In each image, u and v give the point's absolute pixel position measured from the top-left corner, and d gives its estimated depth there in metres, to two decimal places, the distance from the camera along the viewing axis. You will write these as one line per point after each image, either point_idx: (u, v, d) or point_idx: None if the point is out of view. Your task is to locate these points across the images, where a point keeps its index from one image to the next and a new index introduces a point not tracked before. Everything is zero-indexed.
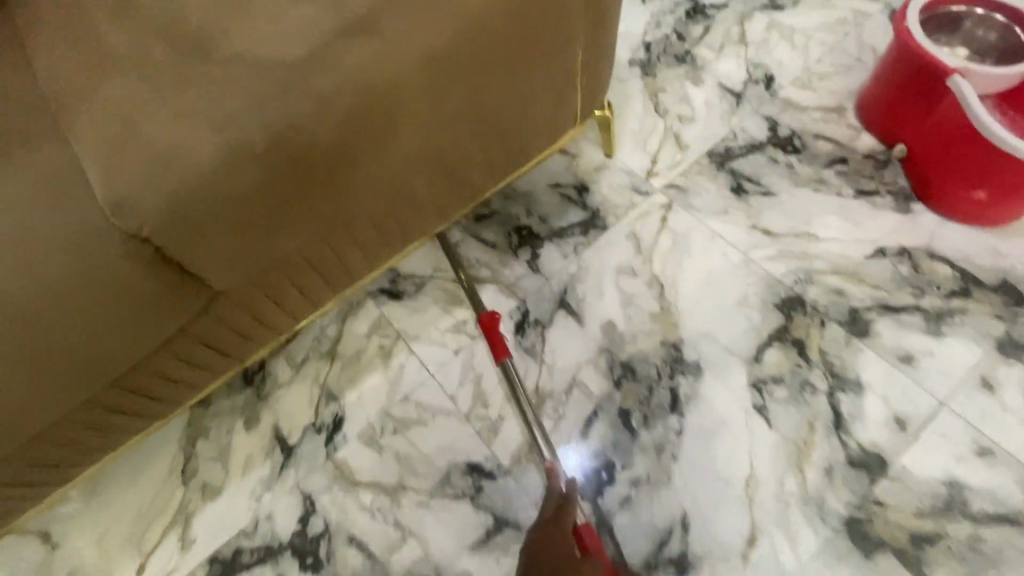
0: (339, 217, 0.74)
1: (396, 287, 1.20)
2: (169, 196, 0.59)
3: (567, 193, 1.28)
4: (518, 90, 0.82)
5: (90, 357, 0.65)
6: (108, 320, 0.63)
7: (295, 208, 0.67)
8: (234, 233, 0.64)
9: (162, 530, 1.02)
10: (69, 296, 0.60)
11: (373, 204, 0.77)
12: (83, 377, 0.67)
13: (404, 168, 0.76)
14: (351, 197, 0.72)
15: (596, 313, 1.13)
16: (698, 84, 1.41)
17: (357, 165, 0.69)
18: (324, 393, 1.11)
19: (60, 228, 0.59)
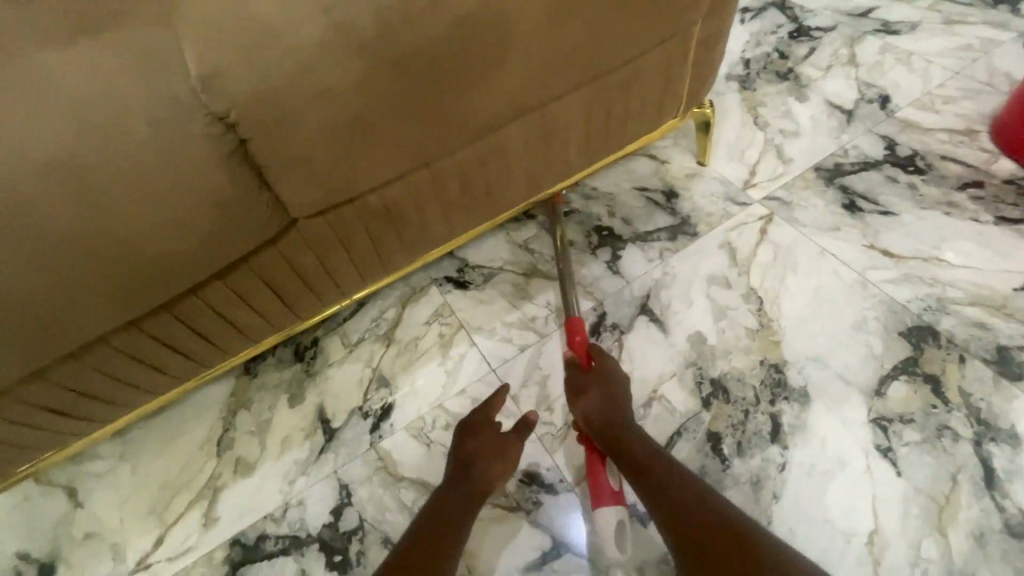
0: (420, 153, 0.70)
1: (463, 276, 1.12)
2: (260, 77, 0.56)
3: (654, 197, 1.19)
4: (628, 50, 0.75)
5: (147, 262, 0.62)
6: (175, 216, 0.60)
7: (379, 125, 0.64)
8: (318, 144, 0.62)
9: (188, 501, 0.93)
10: (139, 185, 0.57)
11: (455, 148, 0.73)
12: (135, 287, 0.63)
13: (496, 113, 0.71)
14: (441, 137, 0.70)
15: (683, 323, 1.00)
16: (802, 100, 1.31)
17: (452, 102, 0.66)
18: (375, 376, 1.02)
19: (143, 104, 0.56)
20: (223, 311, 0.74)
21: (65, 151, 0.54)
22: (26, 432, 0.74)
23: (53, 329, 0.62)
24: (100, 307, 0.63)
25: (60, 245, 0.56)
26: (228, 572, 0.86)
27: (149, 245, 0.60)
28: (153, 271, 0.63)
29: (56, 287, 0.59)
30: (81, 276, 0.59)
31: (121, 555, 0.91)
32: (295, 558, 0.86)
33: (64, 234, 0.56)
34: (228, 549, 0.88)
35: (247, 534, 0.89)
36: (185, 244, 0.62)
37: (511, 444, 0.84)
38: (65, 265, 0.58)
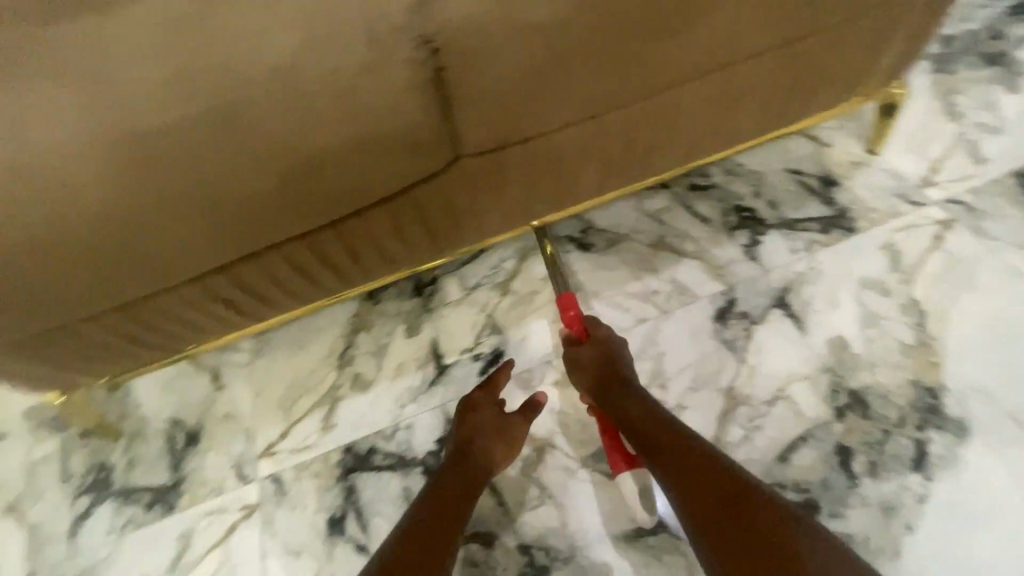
0: (601, 104, 0.67)
1: (585, 238, 1.08)
2: (474, 11, 0.58)
3: (808, 182, 1.07)
4: (845, 17, 0.68)
5: (333, 177, 0.63)
6: (367, 139, 0.60)
7: (575, 70, 0.62)
8: (514, 80, 0.61)
9: (311, 404, 1.02)
10: (344, 98, 0.58)
11: (636, 104, 0.70)
12: (317, 201, 0.65)
13: (689, 71, 0.67)
14: (629, 87, 0.66)
15: (824, 324, 0.91)
16: (1014, 90, 1.08)
17: (654, 52, 0.63)
18: (489, 323, 1.04)
19: (360, 21, 0.58)
20: (378, 239, 0.75)
21: (289, 58, 0.57)
22: (191, 325, 0.80)
23: (241, 233, 0.65)
24: (283, 215, 0.65)
25: (263, 152, 0.59)
26: (340, 474, 0.94)
27: (337, 165, 0.61)
28: (335, 188, 0.64)
29: (252, 195, 0.61)
30: (276, 181, 0.61)
31: (252, 438, 1.01)
32: (401, 476, 0.93)
33: (268, 142, 0.58)
34: (342, 455, 0.96)
35: (359, 445, 0.96)
36: (369, 165, 0.63)
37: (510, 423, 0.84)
38: (266, 169, 0.60)
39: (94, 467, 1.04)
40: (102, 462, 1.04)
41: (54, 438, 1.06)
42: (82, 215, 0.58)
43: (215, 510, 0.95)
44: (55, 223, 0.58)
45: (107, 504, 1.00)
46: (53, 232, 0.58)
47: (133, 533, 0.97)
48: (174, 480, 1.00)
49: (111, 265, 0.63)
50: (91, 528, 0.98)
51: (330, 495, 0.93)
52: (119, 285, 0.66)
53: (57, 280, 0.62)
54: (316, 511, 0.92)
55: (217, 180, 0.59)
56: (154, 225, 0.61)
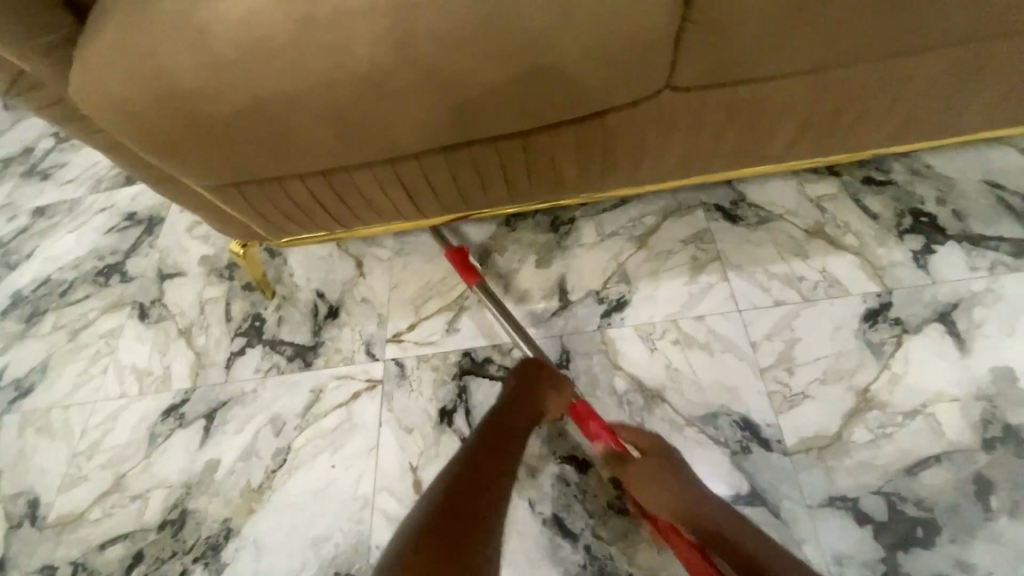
0: (833, 56, 0.66)
1: (735, 210, 1.06)
2: None
3: (1009, 199, 0.96)
4: None
5: (555, 85, 0.66)
6: (602, 51, 0.62)
7: (827, 11, 0.61)
8: (760, 16, 0.61)
9: (437, 307, 1.10)
10: (595, 9, 0.59)
11: (867, 64, 0.68)
12: (530, 106, 0.68)
13: (938, 36, 0.65)
14: (863, 43, 0.65)
15: (992, 351, 0.84)
16: None
17: (909, 10, 0.61)
18: (618, 271, 1.05)
19: None
20: (558, 158, 0.78)
21: None
22: (370, 205, 0.87)
23: (452, 122, 0.70)
24: (496, 113, 0.69)
25: (502, 47, 0.61)
26: (456, 374, 1.02)
27: (563, 72, 0.64)
28: (551, 97, 0.67)
29: (477, 86, 0.65)
30: (504, 78, 0.64)
31: (383, 324, 1.11)
32: None
33: (510, 37, 0.61)
34: (460, 357, 1.04)
35: (478, 353, 1.04)
36: (591, 79, 0.65)
37: (543, 397, 0.82)
38: (501, 65, 0.63)
39: (249, 316, 1.19)
40: (257, 313, 1.19)
41: (223, 285, 1.24)
42: (335, 75, 0.63)
43: (344, 375, 1.07)
44: (277, 85, 0.64)
45: (257, 347, 1.15)
46: (272, 93, 0.65)
47: (276, 378, 1.10)
48: (314, 342, 1.12)
49: (340, 127, 0.69)
50: (242, 364, 1.13)
51: (443, 389, 1.01)
52: (337, 147, 0.72)
53: (295, 130, 0.69)
54: (430, 400, 1.01)
55: (455, 65, 0.63)
56: (388, 98, 0.66)
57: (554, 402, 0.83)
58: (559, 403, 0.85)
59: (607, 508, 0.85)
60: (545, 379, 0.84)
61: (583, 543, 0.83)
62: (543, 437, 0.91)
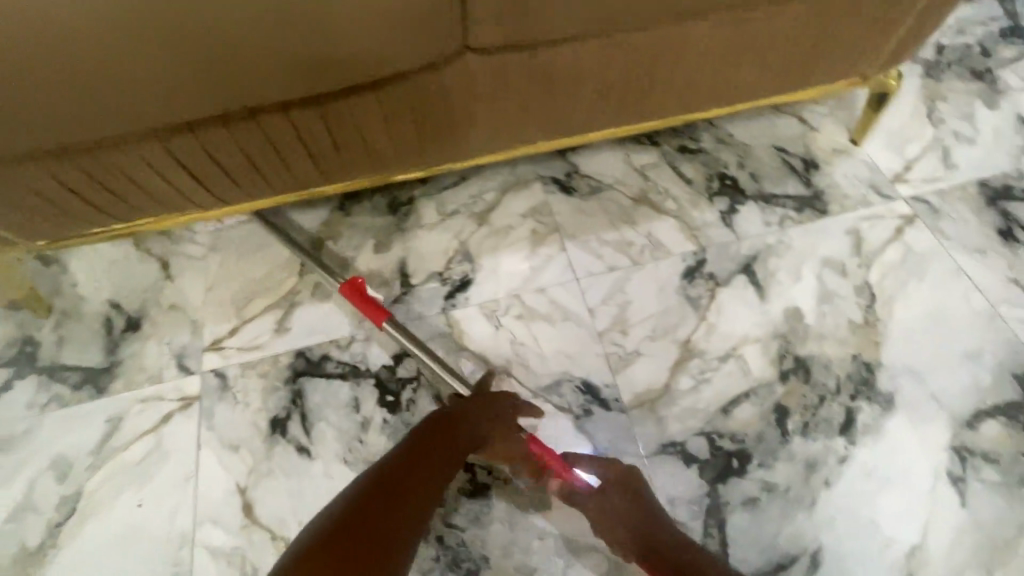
0: (616, 22, 0.68)
1: (569, 181, 1.08)
2: None
3: (791, 162, 1.09)
4: None
5: (327, 36, 0.62)
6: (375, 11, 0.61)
7: None
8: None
9: (265, 305, 0.98)
10: None
11: (650, 34, 0.72)
12: (306, 56, 0.63)
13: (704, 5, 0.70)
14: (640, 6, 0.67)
15: (784, 294, 0.95)
16: (990, 107, 1.15)
17: None
18: (461, 250, 1.02)
19: None
20: (364, 130, 0.74)
21: None
22: (153, 191, 0.76)
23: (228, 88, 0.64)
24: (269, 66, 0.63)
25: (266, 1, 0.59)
26: (289, 377, 0.91)
27: (339, 33, 0.62)
28: (328, 48, 0.63)
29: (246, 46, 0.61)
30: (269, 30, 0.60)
31: (199, 331, 0.96)
32: (351, 385, 0.90)
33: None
34: (293, 358, 0.93)
35: (313, 351, 0.94)
36: (368, 29, 0.62)
37: (495, 428, 0.77)
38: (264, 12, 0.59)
39: (18, 339, 0.96)
40: (28, 335, 0.96)
41: None
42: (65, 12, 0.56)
43: (152, 396, 0.91)
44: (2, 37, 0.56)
45: (29, 377, 0.93)
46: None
47: (57, 412, 0.90)
48: (108, 363, 0.94)
49: (71, 76, 0.60)
50: (8, 400, 0.91)
51: (275, 397, 0.90)
52: (76, 106, 0.62)
53: (23, 92, 0.60)
54: (259, 410, 0.89)
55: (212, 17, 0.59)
56: (144, 57, 0.60)
57: (512, 440, 0.78)
58: (508, 448, 0.78)
59: (458, 493, 0.82)
60: (510, 419, 0.79)
61: (434, 535, 0.80)
62: (391, 432, 0.87)
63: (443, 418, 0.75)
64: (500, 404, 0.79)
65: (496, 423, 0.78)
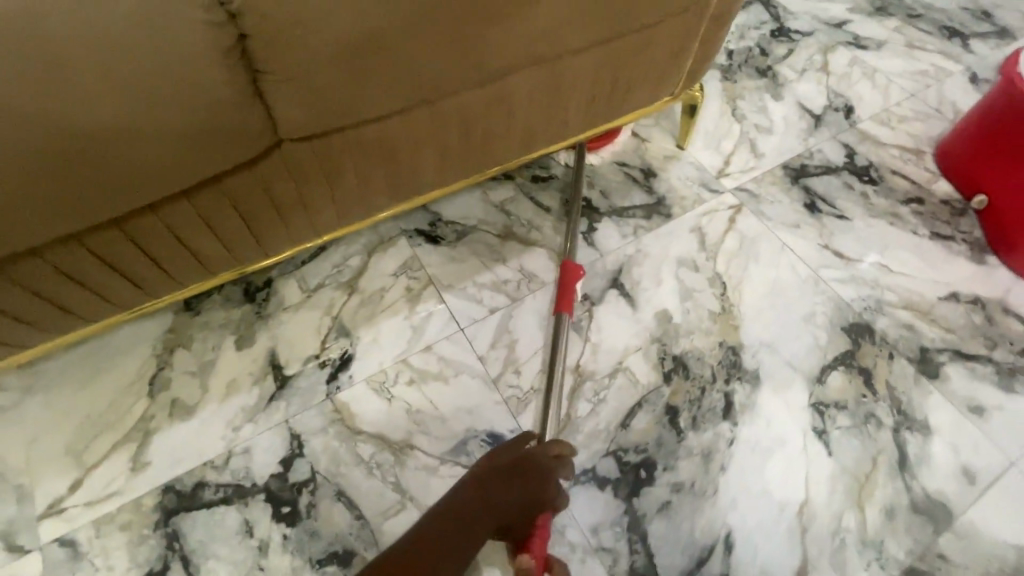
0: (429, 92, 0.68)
1: (435, 231, 1.07)
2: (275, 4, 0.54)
3: (633, 174, 1.18)
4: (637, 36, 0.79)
5: (106, 156, 0.55)
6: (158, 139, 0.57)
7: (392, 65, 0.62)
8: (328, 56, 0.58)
9: (112, 444, 0.84)
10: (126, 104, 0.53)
11: (470, 97, 0.72)
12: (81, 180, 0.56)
13: (512, 66, 0.71)
14: (450, 77, 0.67)
15: (651, 299, 1.02)
16: (777, 99, 1.35)
17: (471, 49, 0.65)
18: (335, 326, 0.96)
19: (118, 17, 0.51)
20: (182, 239, 0.68)
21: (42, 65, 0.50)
22: None
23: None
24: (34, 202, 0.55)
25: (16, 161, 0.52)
26: (159, 520, 0.79)
27: (124, 170, 0.57)
28: (102, 164, 0.56)
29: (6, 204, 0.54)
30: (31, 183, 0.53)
31: (32, 496, 0.80)
32: (238, 507, 0.81)
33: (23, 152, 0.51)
34: (160, 496, 0.81)
35: (184, 481, 0.82)
36: (154, 141, 0.57)
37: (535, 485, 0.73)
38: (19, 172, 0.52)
39: None
40: None
41: None
42: None
43: None
44: None
45: None
46: None
47: None
48: None
49: None
50: None
51: (146, 548, 0.78)
52: None
53: None
54: (129, 570, 0.76)
55: None
56: None
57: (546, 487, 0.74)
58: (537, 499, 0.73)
59: None
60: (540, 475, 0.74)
61: None
62: (294, 547, 0.79)
63: (472, 501, 0.70)
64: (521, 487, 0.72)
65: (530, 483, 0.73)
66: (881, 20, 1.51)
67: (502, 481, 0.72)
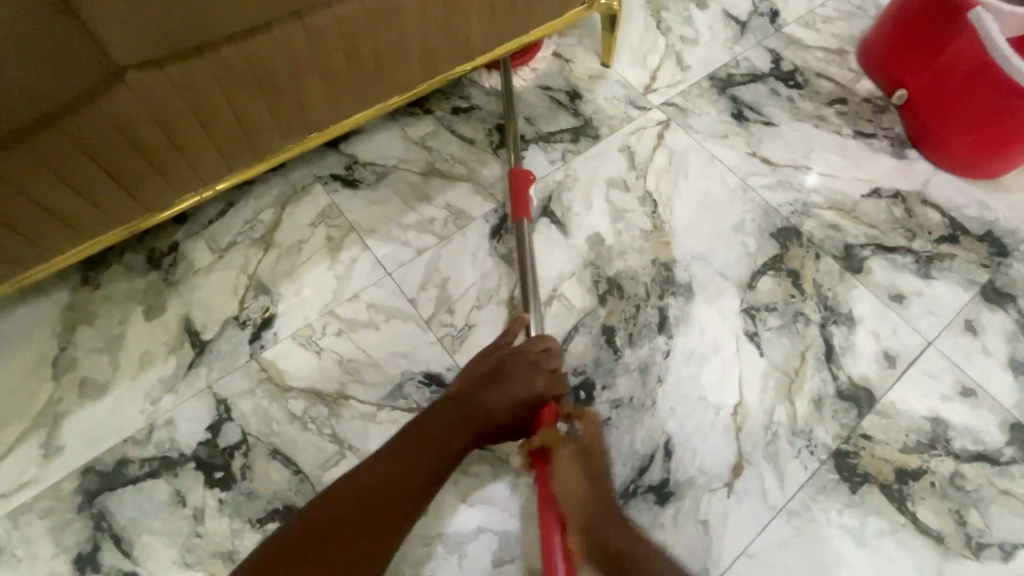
0: (294, 5, 0.61)
1: (352, 174, 1.00)
2: None
3: (558, 97, 1.13)
4: None
5: None
6: None
7: None
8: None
9: (18, 433, 0.78)
10: None
11: (345, 11, 0.65)
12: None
13: None
14: None
15: (583, 224, 1.00)
16: (702, 7, 1.30)
17: None
18: (252, 284, 0.90)
19: None
20: (37, 196, 0.62)
21: None
22: None
23: None
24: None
25: None
26: (83, 503, 0.75)
27: None
28: None
29: None
30: None
31: None
32: (167, 480, 0.77)
33: None
34: (80, 479, 0.76)
35: (105, 461, 0.78)
36: None
37: (521, 369, 0.76)
38: None
39: None
40: None
41: None
42: None
43: None
44: None
45: None
46: None
47: None
48: None
49: None
50: None
51: (71, 532, 0.74)
52: None
53: None
54: (57, 556, 0.73)
55: None
56: None
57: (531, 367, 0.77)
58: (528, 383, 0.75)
59: None
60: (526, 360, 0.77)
61: None
62: (232, 510, 0.76)
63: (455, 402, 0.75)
64: (519, 381, 0.75)
65: (515, 370, 0.76)
66: None
67: (491, 378, 0.76)
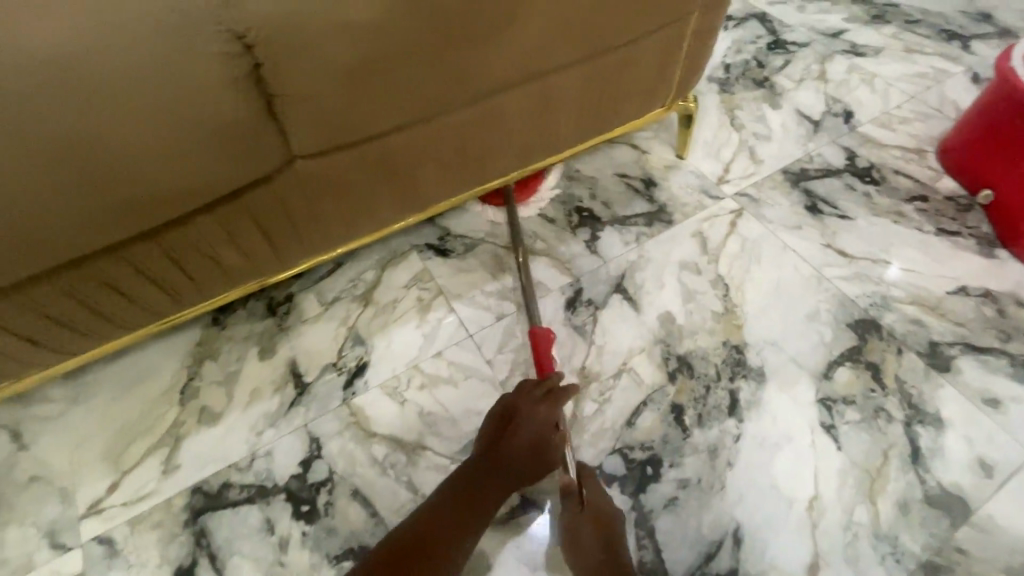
0: (427, 111, 0.75)
1: (444, 244, 1.12)
2: (289, 42, 0.61)
3: (634, 184, 1.22)
4: (620, 56, 0.85)
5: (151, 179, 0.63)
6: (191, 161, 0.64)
7: (390, 89, 0.70)
8: (329, 79, 0.65)
9: (145, 448, 0.90)
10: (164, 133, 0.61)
11: (465, 114, 0.79)
12: (107, 193, 0.62)
13: (501, 87, 0.78)
14: (443, 98, 0.74)
15: (655, 303, 1.05)
16: (775, 107, 1.38)
17: (461, 71, 0.72)
18: (351, 335, 1.01)
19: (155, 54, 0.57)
20: (211, 250, 0.76)
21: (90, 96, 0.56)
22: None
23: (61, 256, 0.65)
24: (67, 219, 0.62)
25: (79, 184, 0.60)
26: (188, 519, 0.84)
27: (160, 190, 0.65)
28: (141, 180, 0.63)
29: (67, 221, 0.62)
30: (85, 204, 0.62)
31: (71, 498, 0.87)
32: (260, 507, 0.85)
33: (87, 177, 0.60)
34: (188, 497, 0.86)
35: (211, 482, 0.87)
36: (192, 161, 0.64)
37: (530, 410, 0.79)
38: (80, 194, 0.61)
39: None
40: None
41: None
42: None
43: None
44: None
45: None
46: None
47: None
48: None
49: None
50: None
51: (176, 545, 0.83)
52: None
53: None
54: (161, 565, 0.81)
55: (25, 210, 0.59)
56: None
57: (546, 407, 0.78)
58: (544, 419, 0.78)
59: None
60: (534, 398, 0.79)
61: None
62: (312, 543, 0.82)
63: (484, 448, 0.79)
64: (529, 425, 0.78)
65: (528, 414, 0.78)
66: (879, 27, 1.54)
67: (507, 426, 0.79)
